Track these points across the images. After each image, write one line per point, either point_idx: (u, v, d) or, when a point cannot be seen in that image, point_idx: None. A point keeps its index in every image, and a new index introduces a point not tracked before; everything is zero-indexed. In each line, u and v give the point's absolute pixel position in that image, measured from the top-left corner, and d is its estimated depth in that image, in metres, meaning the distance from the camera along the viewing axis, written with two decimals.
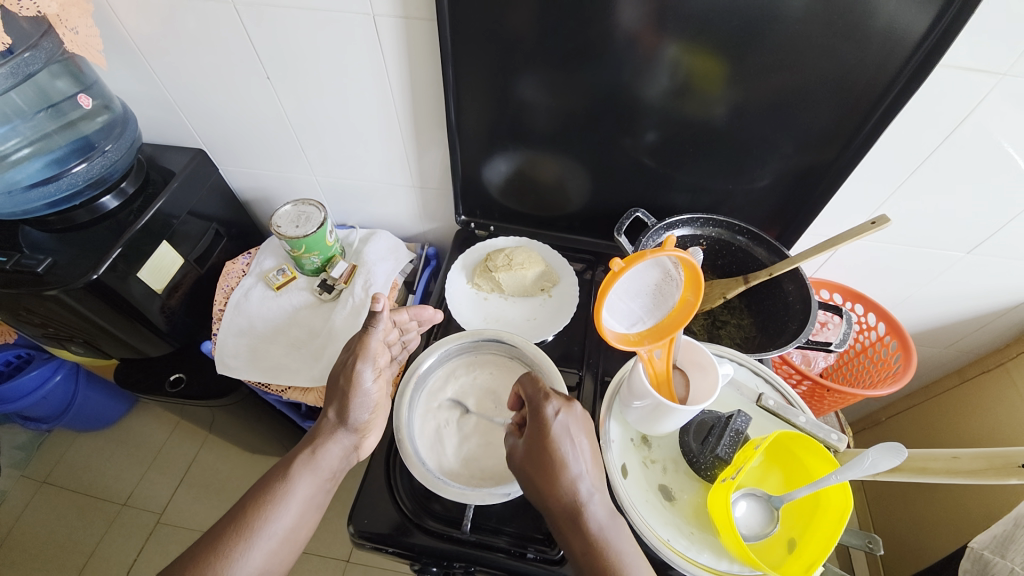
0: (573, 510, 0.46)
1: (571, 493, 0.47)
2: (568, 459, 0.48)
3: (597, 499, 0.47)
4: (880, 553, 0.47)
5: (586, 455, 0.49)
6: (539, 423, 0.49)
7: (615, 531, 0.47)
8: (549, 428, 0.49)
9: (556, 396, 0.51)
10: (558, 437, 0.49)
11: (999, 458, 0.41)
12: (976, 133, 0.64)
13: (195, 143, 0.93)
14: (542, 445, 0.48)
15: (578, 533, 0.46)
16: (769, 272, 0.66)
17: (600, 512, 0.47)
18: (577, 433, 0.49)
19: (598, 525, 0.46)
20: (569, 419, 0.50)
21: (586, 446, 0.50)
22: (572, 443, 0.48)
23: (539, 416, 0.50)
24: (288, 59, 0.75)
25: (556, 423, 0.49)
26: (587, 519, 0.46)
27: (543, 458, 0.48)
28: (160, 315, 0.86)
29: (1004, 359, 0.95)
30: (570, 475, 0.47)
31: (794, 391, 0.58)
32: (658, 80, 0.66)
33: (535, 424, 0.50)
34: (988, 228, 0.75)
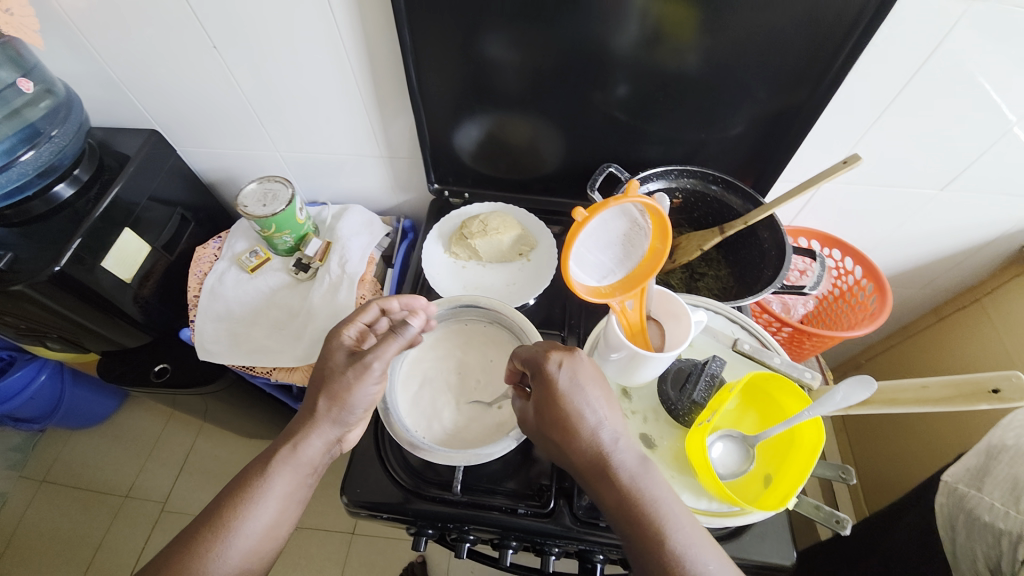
0: (598, 462, 0.46)
1: (593, 444, 0.46)
2: (582, 412, 0.47)
3: (621, 447, 0.46)
4: (852, 482, 0.48)
5: (602, 403, 0.48)
6: (543, 381, 0.48)
7: (648, 476, 0.46)
8: (557, 385, 0.48)
9: (557, 350, 0.49)
10: (569, 391, 0.47)
11: (969, 385, 0.42)
12: (947, 64, 0.63)
13: (148, 124, 0.88)
14: (553, 403, 0.48)
15: (606, 482, 0.46)
16: (744, 220, 0.66)
17: (628, 459, 0.46)
18: (587, 383, 0.48)
19: (627, 474, 0.45)
20: (576, 369, 0.48)
21: (601, 396, 0.48)
22: (584, 394, 0.47)
23: (542, 373, 0.49)
24: (235, 27, 0.71)
25: (561, 378, 0.48)
26: (614, 470, 0.45)
27: (556, 415, 0.47)
28: (134, 305, 0.84)
29: (979, 296, 0.96)
30: (587, 428, 0.47)
31: (770, 335, 0.58)
32: (628, 29, 0.63)
33: (542, 384, 0.49)
34: (960, 163, 0.75)
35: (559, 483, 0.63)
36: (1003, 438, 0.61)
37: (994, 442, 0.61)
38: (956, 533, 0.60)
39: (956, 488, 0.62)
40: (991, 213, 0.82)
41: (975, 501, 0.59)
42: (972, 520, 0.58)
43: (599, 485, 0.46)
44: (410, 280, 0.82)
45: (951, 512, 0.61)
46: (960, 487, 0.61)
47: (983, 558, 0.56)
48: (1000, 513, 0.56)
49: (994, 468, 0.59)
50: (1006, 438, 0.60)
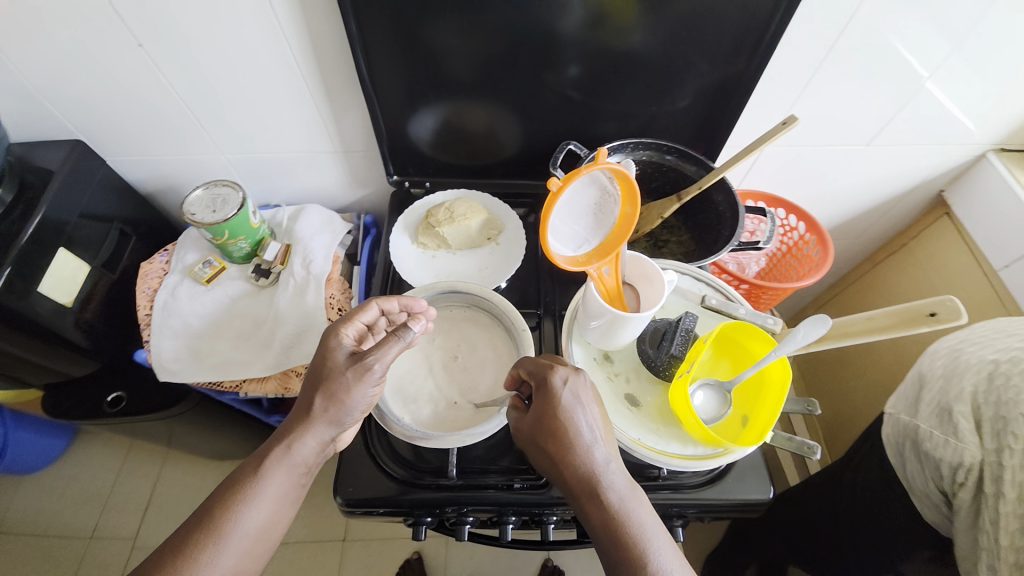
0: (591, 481, 0.47)
1: (587, 463, 0.47)
2: (580, 428, 0.48)
3: (613, 470, 0.47)
4: (818, 412, 0.53)
5: (600, 424, 0.49)
6: (546, 394, 0.50)
7: (635, 501, 0.46)
8: (560, 399, 0.49)
9: (562, 366, 0.51)
10: (569, 407, 0.49)
11: (909, 312, 0.47)
12: (866, 28, 0.68)
13: (70, 135, 0.81)
14: (552, 417, 0.48)
15: (597, 504, 0.46)
16: (698, 186, 0.70)
17: (619, 482, 0.47)
18: (588, 401, 0.49)
19: (617, 497, 0.46)
20: (578, 388, 0.50)
21: (599, 416, 0.49)
22: (584, 412, 0.49)
23: (546, 387, 0.50)
24: (162, 23, 0.66)
25: (565, 393, 0.49)
26: (606, 491, 0.46)
27: (555, 430, 0.48)
28: (78, 330, 0.78)
29: (906, 241, 1.07)
30: (583, 444, 0.47)
31: (732, 288, 0.62)
32: (572, 12, 0.64)
33: (544, 397, 0.50)
34: (882, 119, 0.82)
35: None
36: (931, 365, 0.66)
37: (926, 369, 0.67)
38: (905, 459, 0.65)
39: (900, 418, 0.68)
40: (910, 164, 0.91)
41: (915, 430, 0.63)
42: (916, 447, 0.63)
43: (590, 505, 0.46)
44: (380, 275, 0.81)
45: (897, 440, 0.67)
46: (902, 418, 0.67)
47: (931, 481, 0.61)
48: (940, 442, 0.59)
49: (924, 395, 0.65)
50: (933, 367, 0.65)
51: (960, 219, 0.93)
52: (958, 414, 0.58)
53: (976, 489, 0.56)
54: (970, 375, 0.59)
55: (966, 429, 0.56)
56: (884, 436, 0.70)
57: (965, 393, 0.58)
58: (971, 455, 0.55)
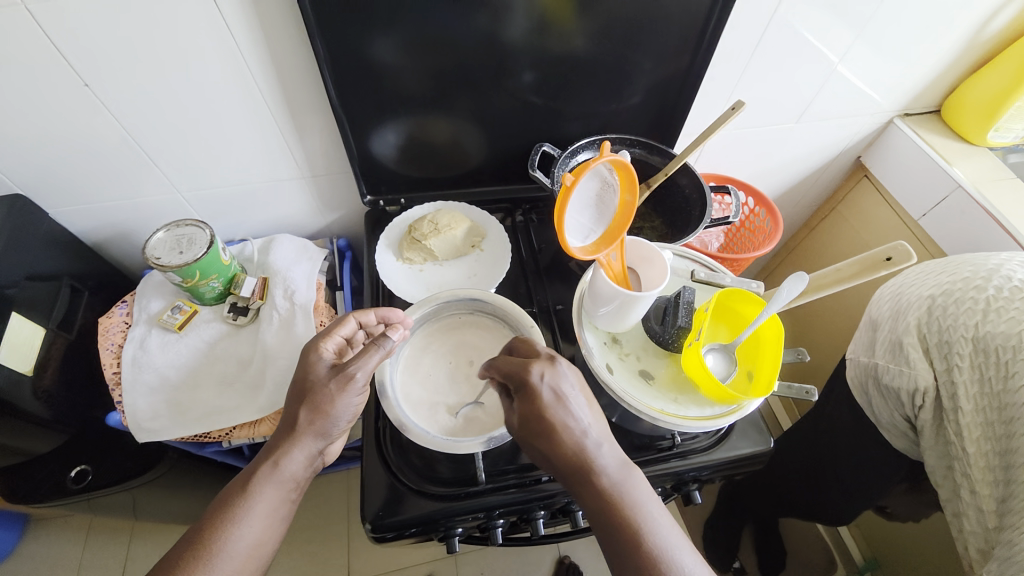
0: (583, 468, 0.49)
1: (577, 452, 0.49)
2: (566, 421, 0.49)
3: (604, 454, 0.49)
4: (808, 358, 0.59)
5: (585, 413, 0.51)
6: (527, 394, 0.50)
7: (628, 480, 0.49)
8: (541, 398, 0.50)
9: (540, 363, 0.51)
10: (552, 403, 0.50)
11: (870, 258, 0.54)
12: (786, 20, 0.77)
13: (2, 189, 0.73)
14: (537, 415, 0.49)
15: (591, 489, 0.48)
16: (665, 173, 0.75)
17: (610, 463, 0.49)
18: (570, 393, 0.51)
19: (608, 479, 0.48)
20: (558, 381, 0.51)
21: (583, 405, 0.51)
22: (567, 405, 0.50)
23: (527, 387, 0.51)
24: (105, 59, 0.62)
25: (546, 390, 0.50)
26: (599, 476, 0.48)
27: (541, 425, 0.49)
28: (35, 400, 0.70)
29: (835, 205, 1.20)
30: (571, 436, 0.49)
31: (712, 260, 0.68)
32: (514, 23, 0.68)
33: (526, 396, 0.51)
34: (807, 98, 0.92)
35: None
36: (878, 309, 0.73)
37: (875, 314, 0.74)
38: (871, 396, 0.71)
39: (860, 360, 0.74)
40: (831, 137, 1.03)
41: (875, 367, 0.69)
42: (878, 382, 0.69)
43: (584, 491, 0.48)
44: (370, 295, 0.80)
45: (862, 380, 0.73)
46: (863, 359, 0.73)
47: (897, 410, 0.68)
48: (896, 373, 0.65)
49: (878, 336, 0.71)
50: (881, 310, 0.72)
51: (878, 179, 1.07)
52: (908, 346, 0.64)
53: (935, 409, 0.63)
54: (913, 310, 0.65)
55: (916, 357, 0.63)
56: (851, 380, 0.76)
57: (911, 326, 0.64)
58: (924, 379, 0.62)
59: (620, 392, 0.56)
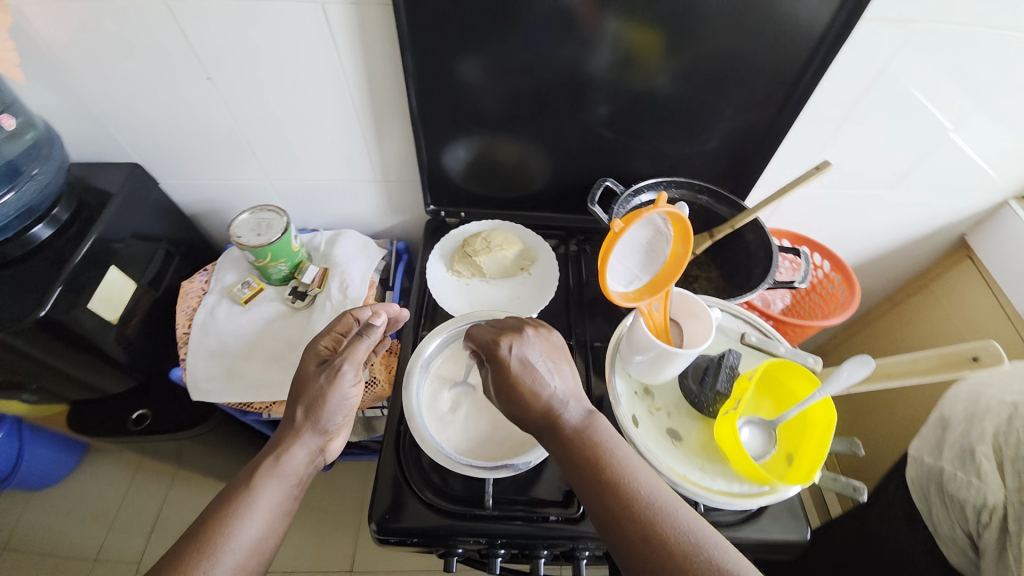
0: (550, 423, 0.51)
1: (547, 408, 0.51)
2: (535, 385, 0.51)
3: (571, 407, 0.51)
4: (862, 453, 0.53)
5: (551, 373, 0.53)
6: (497, 365, 0.52)
7: (594, 427, 0.51)
8: (509, 366, 0.52)
9: (506, 335, 0.54)
10: (519, 371, 0.52)
11: (952, 355, 0.48)
12: (892, 79, 0.72)
13: (130, 158, 0.85)
14: (506, 381, 0.52)
15: (558, 439, 0.51)
16: (732, 225, 0.72)
17: (576, 414, 0.52)
18: (536, 359, 0.53)
19: (575, 428, 0.51)
20: (525, 350, 0.53)
21: (548, 367, 0.53)
22: (534, 369, 0.52)
23: (496, 359, 0.53)
24: (227, 57, 0.70)
25: (514, 360, 0.52)
26: (564, 427, 0.50)
27: (510, 390, 0.52)
28: (117, 346, 0.79)
29: (927, 282, 1.08)
30: (541, 395, 0.51)
31: (768, 324, 0.63)
32: (602, 54, 0.68)
33: (497, 368, 0.53)
34: (907, 165, 0.85)
35: None
36: (953, 408, 0.63)
37: (947, 412, 0.64)
38: (931, 502, 0.63)
39: (923, 461, 0.65)
40: (932, 209, 0.93)
41: (939, 472, 0.61)
42: (941, 489, 0.61)
43: (552, 442, 0.51)
44: (415, 301, 0.83)
45: (923, 484, 0.65)
46: (926, 459, 0.64)
47: (959, 524, 0.59)
48: (963, 482, 0.58)
49: (948, 436, 0.62)
50: (956, 409, 0.63)
51: (984, 262, 0.95)
52: (981, 455, 0.57)
53: (1001, 531, 0.53)
54: (991, 416, 0.58)
55: (988, 469, 0.55)
56: (909, 480, 0.67)
57: (986, 434, 0.57)
58: (994, 496, 0.54)
59: (641, 447, 0.54)
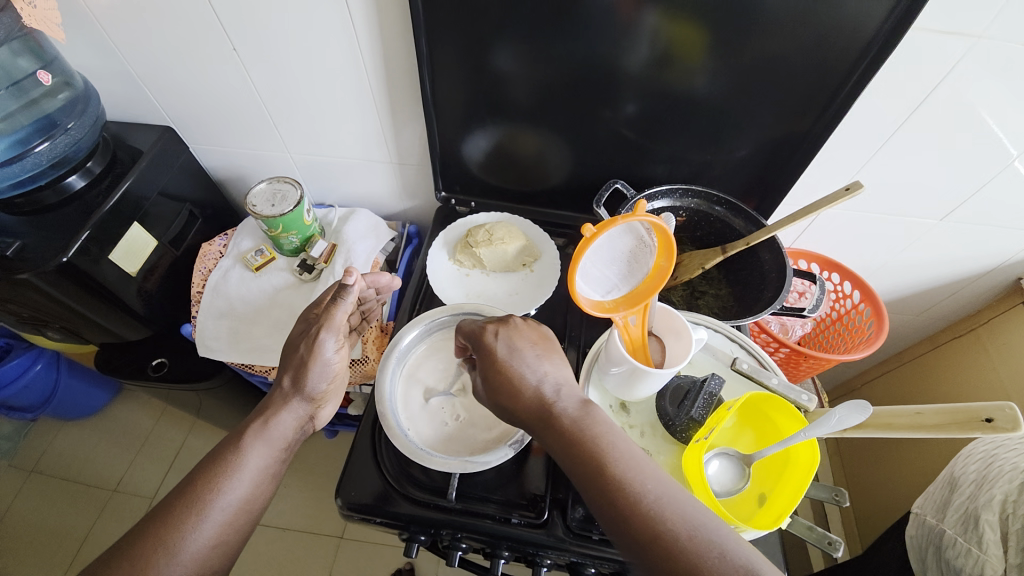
0: (543, 410, 0.49)
1: (537, 395, 0.50)
2: (522, 371, 0.51)
3: (564, 395, 0.50)
4: (845, 505, 0.49)
5: (540, 361, 0.52)
6: (485, 353, 0.53)
7: (589, 417, 0.49)
8: (495, 353, 0.53)
9: (492, 323, 0.55)
10: (507, 357, 0.52)
11: (963, 413, 0.42)
12: (949, 98, 0.65)
13: (163, 121, 0.90)
14: (493, 368, 0.52)
15: (554, 430, 0.48)
16: (746, 241, 0.68)
17: (568, 403, 0.50)
18: (525, 347, 0.53)
19: (571, 419, 0.48)
20: (512, 338, 0.54)
21: (537, 354, 0.53)
22: (521, 356, 0.52)
23: (483, 347, 0.54)
24: (253, 29, 0.72)
25: (499, 345, 0.53)
26: (558, 416, 0.48)
27: (500, 377, 0.52)
28: (137, 298, 0.85)
29: (974, 325, 0.98)
30: (529, 380, 0.51)
31: (768, 355, 0.60)
32: (638, 50, 0.65)
33: (485, 356, 0.53)
34: (960, 195, 0.77)
35: (553, 494, 0.63)
36: (967, 470, 0.60)
37: (958, 473, 0.61)
38: (926, 568, 0.58)
39: (925, 520, 0.61)
40: (987, 245, 0.84)
41: (938, 535, 0.57)
42: (937, 554, 0.57)
43: (547, 433, 0.49)
44: (413, 285, 0.83)
45: (922, 546, 0.60)
46: (927, 519, 0.61)
47: None
48: (961, 549, 0.54)
49: (955, 499, 0.59)
50: (968, 471, 0.59)
51: None
52: (983, 523, 0.53)
53: None
54: (1003, 483, 0.54)
55: (990, 538, 0.52)
56: (907, 541, 0.63)
57: (994, 501, 0.53)
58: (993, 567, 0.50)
59: None
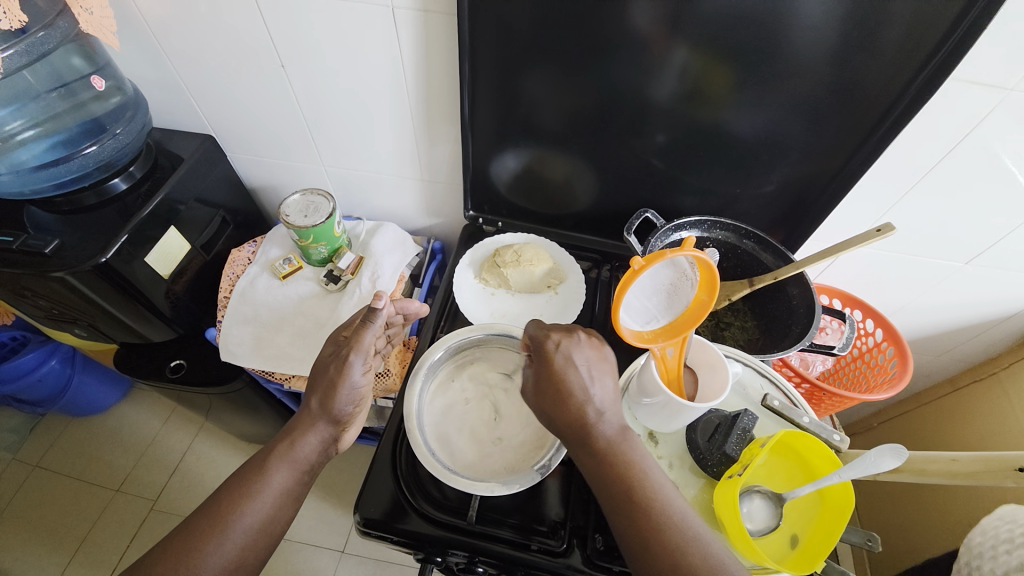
0: (583, 433, 0.50)
1: (582, 415, 0.50)
2: (574, 387, 0.50)
3: (608, 419, 0.50)
4: (878, 550, 0.50)
5: (594, 379, 0.51)
6: (542, 359, 0.52)
7: (627, 444, 0.50)
8: (553, 363, 0.51)
9: (557, 332, 0.54)
10: (563, 369, 0.51)
11: (997, 461, 0.42)
12: (979, 145, 0.66)
13: (203, 130, 0.92)
14: (549, 378, 0.51)
15: (589, 450, 0.50)
16: (775, 275, 0.68)
17: (611, 428, 0.50)
18: (581, 361, 0.52)
19: (609, 441, 0.49)
20: (572, 350, 0.52)
21: (594, 371, 0.51)
22: (577, 373, 0.51)
23: (542, 352, 0.53)
24: (301, 47, 0.75)
25: (558, 356, 0.51)
26: (597, 439, 0.49)
27: (550, 388, 0.51)
28: (165, 300, 0.86)
29: (995, 369, 0.97)
30: (578, 399, 0.50)
31: (797, 392, 0.62)
32: (667, 84, 0.67)
33: (540, 362, 0.53)
34: (987, 239, 0.77)
35: (573, 521, 0.63)
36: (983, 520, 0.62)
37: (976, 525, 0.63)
38: None
39: None
40: (1011, 289, 0.84)
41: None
42: None
43: (583, 451, 0.50)
44: (439, 301, 0.84)
45: None
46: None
47: None
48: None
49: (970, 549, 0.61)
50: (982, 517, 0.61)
51: None
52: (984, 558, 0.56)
53: None
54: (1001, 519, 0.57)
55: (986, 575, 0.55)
56: None
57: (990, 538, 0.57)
58: None
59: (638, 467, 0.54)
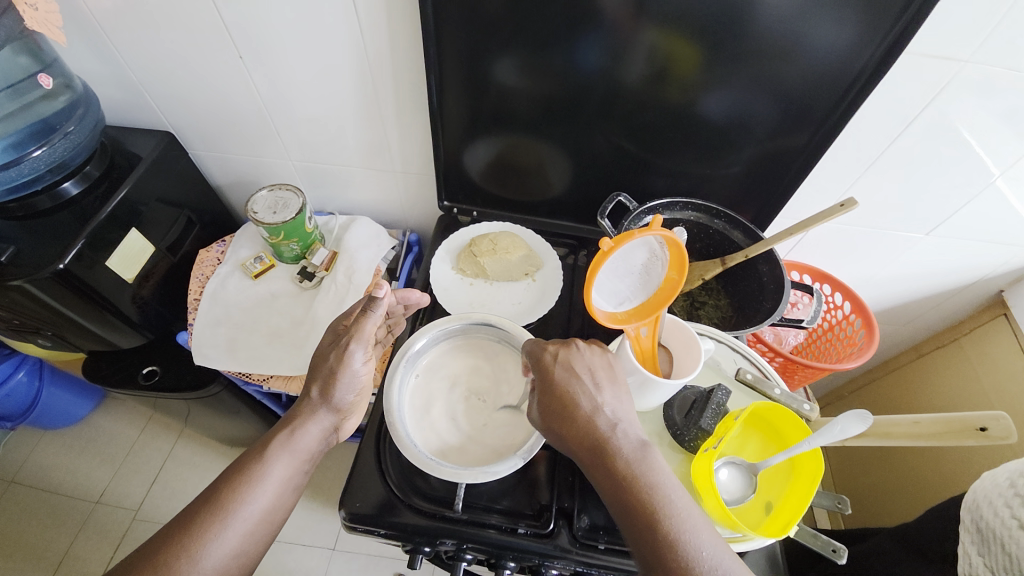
0: (599, 447, 0.49)
1: (592, 430, 0.50)
2: (579, 397, 0.51)
3: (620, 433, 0.49)
4: (848, 512, 0.52)
5: (600, 389, 0.52)
6: (542, 373, 0.54)
7: (646, 462, 0.48)
8: (552, 374, 0.53)
9: (555, 344, 0.55)
10: (565, 378, 0.52)
11: (958, 422, 0.45)
12: (935, 118, 0.68)
13: (162, 126, 0.89)
14: (551, 391, 0.52)
15: (607, 470, 0.48)
16: (745, 254, 0.69)
17: (627, 446, 0.49)
18: (583, 371, 0.53)
19: (627, 460, 0.48)
20: (573, 360, 0.53)
21: (598, 383, 0.52)
22: (580, 380, 0.52)
23: (541, 364, 0.54)
24: (260, 38, 0.73)
25: (556, 366, 0.53)
26: (615, 456, 0.48)
27: (556, 402, 0.52)
28: (131, 305, 0.84)
29: (957, 335, 1.01)
30: (586, 412, 0.50)
31: (770, 365, 0.64)
32: (634, 65, 0.67)
33: (542, 375, 0.54)
34: (945, 210, 0.80)
35: (558, 503, 0.63)
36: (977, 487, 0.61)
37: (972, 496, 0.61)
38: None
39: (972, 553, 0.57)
40: (968, 257, 0.87)
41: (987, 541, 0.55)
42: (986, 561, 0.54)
43: (602, 475, 0.48)
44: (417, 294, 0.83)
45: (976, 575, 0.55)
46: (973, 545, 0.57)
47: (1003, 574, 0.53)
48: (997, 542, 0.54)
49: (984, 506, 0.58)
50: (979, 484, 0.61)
51: (1018, 320, 0.88)
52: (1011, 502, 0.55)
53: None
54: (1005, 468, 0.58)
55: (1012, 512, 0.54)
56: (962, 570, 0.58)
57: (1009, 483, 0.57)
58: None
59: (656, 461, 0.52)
